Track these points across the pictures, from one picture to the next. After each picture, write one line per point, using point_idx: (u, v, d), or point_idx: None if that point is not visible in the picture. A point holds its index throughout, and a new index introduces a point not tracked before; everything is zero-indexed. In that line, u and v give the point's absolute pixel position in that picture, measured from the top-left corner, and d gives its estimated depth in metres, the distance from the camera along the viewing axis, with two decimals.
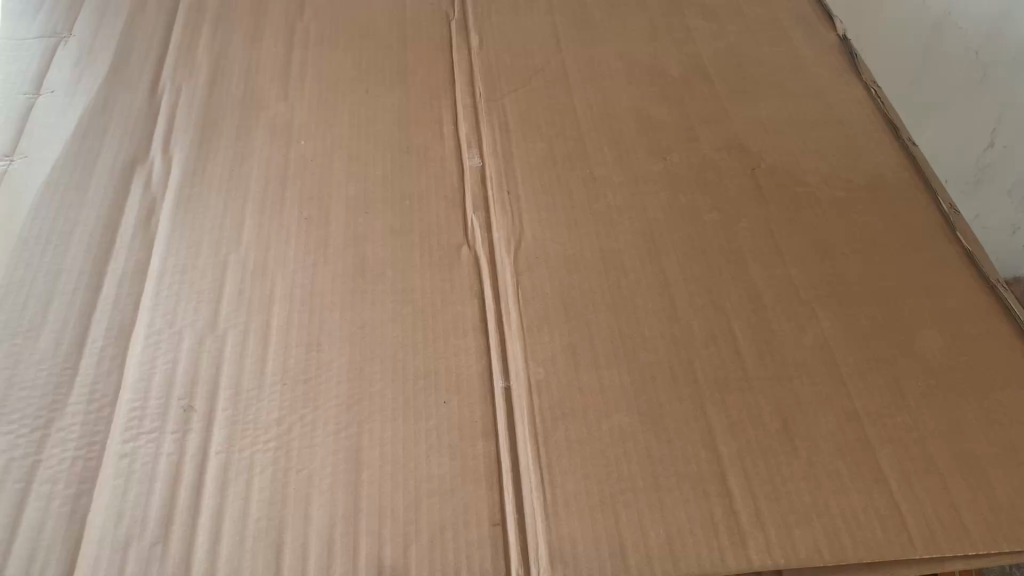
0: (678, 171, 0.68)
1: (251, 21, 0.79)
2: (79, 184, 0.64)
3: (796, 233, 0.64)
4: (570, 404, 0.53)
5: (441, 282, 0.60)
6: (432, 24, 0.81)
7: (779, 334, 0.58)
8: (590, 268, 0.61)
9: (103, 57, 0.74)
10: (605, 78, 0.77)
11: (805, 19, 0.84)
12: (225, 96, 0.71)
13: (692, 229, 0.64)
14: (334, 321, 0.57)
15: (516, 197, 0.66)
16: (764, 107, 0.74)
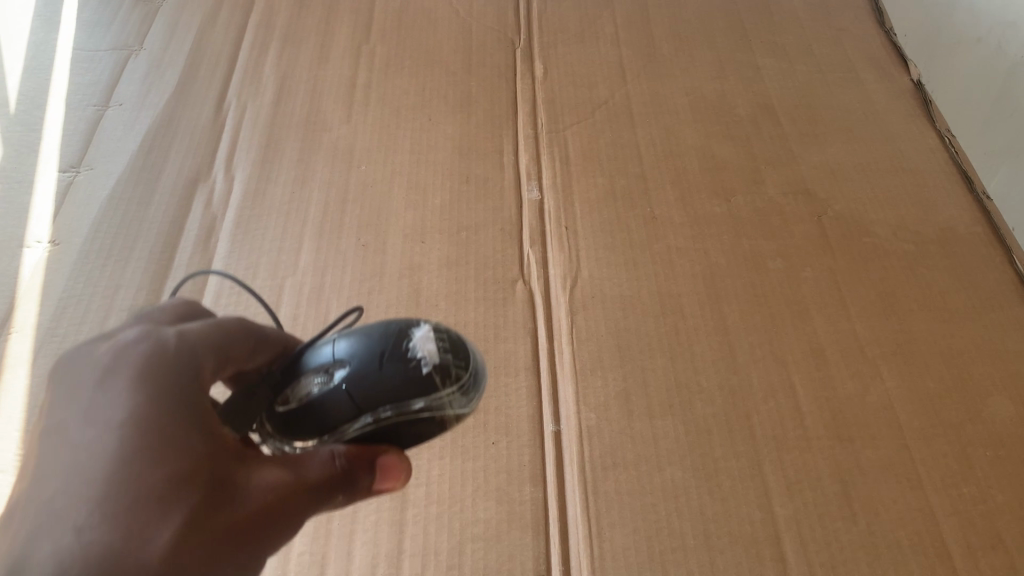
0: (742, 214, 0.67)
1: (317, 42, 0.79)
2: (141, 199, 0.64)
3: (862, 287, 0.62)
4: (621, 453, 0.52)
5: (495, 317, 0.59)
6: (497, 51, 0.81)
7: (841, 392, 0.56)
8: (647, 312, 0.60)
9: (171, 71, 0.75)
10: (670, 114, 0.75)
11: (879, 61, 0.82)
12: (288, 118, 0.72)
13: (754, 276, 0.62)
14: None
15: (574, 233, 0.65)
16: (833, 152, 0.72)
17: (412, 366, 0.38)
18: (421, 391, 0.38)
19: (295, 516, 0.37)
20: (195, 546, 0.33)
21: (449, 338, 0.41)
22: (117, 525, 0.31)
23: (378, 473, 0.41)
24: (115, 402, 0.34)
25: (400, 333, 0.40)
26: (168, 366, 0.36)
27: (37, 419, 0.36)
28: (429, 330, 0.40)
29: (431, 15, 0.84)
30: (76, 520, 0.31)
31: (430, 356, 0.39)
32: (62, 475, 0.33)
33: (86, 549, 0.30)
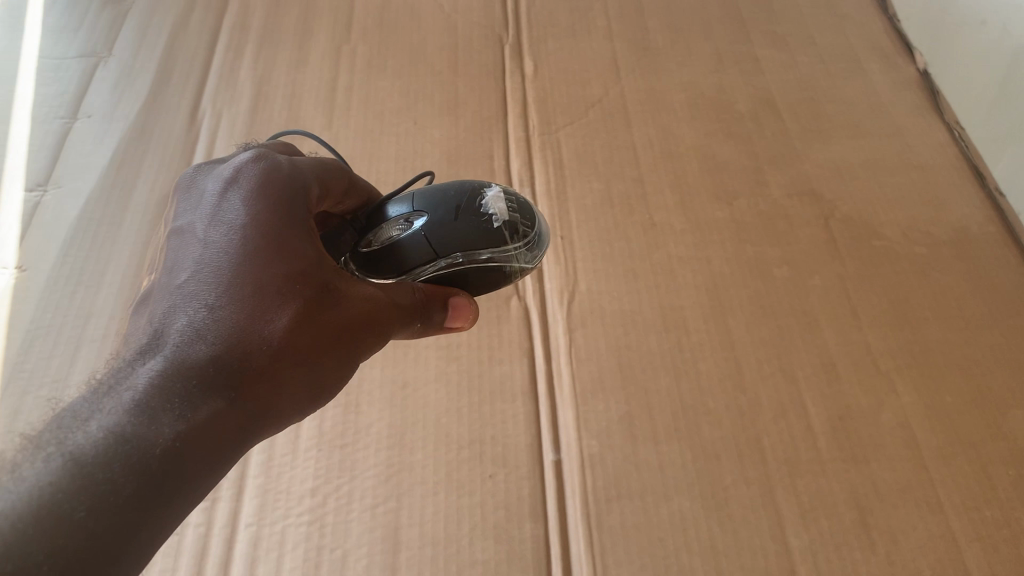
0: (744, 218, 0.64)
1: (296, 43, 0.76)
2: (112, 219, 0.61)
3: (872, 294, 0.59)
4: (626, 483, 0.49)
5: (489, 337, 0.56)
6: (484, 48, 0.77)
7: (855, 409, 0.53)
8: (649, 327, 0.57)
9: (143, 79, 0.71)
10: (666, 111, 0.72)
11: (883, 50, 0.79)
12: (267, 126, 0.69)
13: (759, 286, 0.59)
14: (375, 378, 0.53)
15: (569, 243, 0.62)
16: (838, 149, 0.69)
17: (485, 221, 0.45)
18: (489, 243, 0.45)
19: (380, 331, 0.41)
20: (303, 334, 0.37)
21: (516, 202, 0.47)
22: (243, 307, 0.35)
23: (449, 312, 0.46)
24: (239, 205, 0.38)
25: (474, 191, 0.45)
26: (286, 185, 0.39)
27: (166, 220, 0.42)
28: (499, 191, 0.46)
29: (415, 11, 0.80)
30: (209, 295, 0.35)
31: (500, 213, 0.45)
32: (193, 258, 0.37)
33: (216, 321, 0.35)
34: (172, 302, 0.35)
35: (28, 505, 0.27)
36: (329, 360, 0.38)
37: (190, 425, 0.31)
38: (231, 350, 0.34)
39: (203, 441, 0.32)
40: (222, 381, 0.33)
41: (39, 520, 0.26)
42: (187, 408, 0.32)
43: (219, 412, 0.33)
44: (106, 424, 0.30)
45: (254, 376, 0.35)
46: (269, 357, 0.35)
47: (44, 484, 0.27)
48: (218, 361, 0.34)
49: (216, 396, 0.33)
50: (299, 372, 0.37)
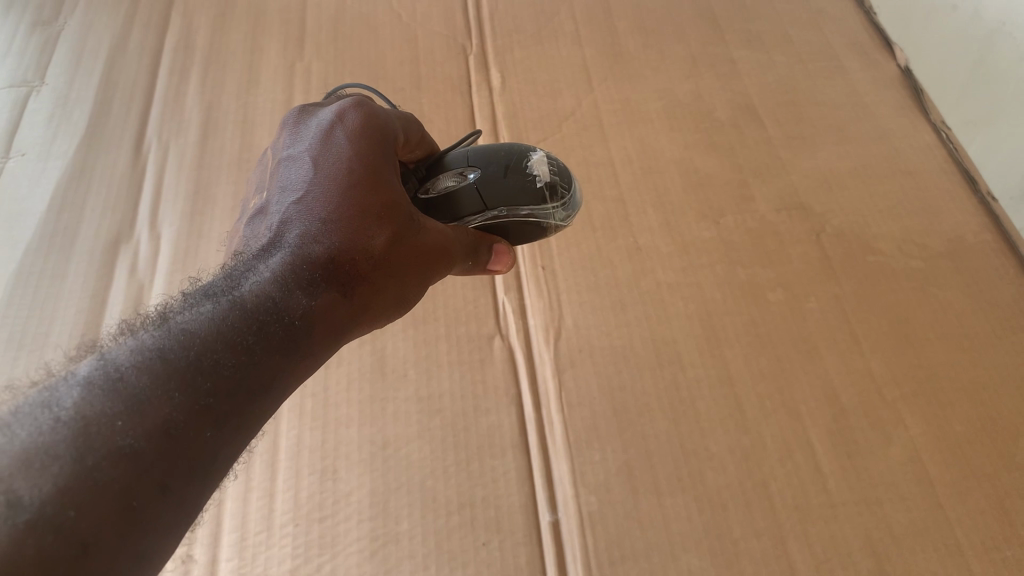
0: (733, 237, 0.60)
1: (245, 61, 0.71)
2: (56, 270, 0.56)
3: (872, 315, 0.56)
4: (630, 543, 0.46)
5: (474, 384, 0.52)
6: (447, 61, 0.73)
7: (863, 444, 0.50)
8: (642, 364, 0.53)
9: (80, 109, 0.66)
10: (644, 122, 0.69)
11: (861, 46, 0.76)
12: (219, 155, 0.64)
13: (754, 312, 0.56)
14: (352, 439, 0.49)
15: (552, 273, 0.58)
16: (824, 156, 0.67)
17: (530, 180, 0.45)
18: (531, 200, 0.45)
19: (452, 263, 0.43)
20: (399, 253, 0.38)
21: (558, 165, 0.47)
22: (351, 220, 0.37)
23: (492, 257, 0.46)
24: (343, 131, 0.40)
25: (521, 152, 0.46)
26: (384, 126, 0.41)
27: (269, 152, 0.43)
28: (544, 155, 0.47)
29: (371, 21, 0.75)
30: (319, 204, 0.37)
31: (544, 175, 0.46)
32: (302, 177, 0.39)
33: (328, 227, 0.37)
34: (284, 211, 0.38)
35: (195, 345, 0.29)
36: (416, 279, 0.40)
37: (312, 307, 0.34)
38: (340, 255, 0.36)
39: (318, 327, 0.34)
40: (335, 276, 0.36)
41: (197, 358, 0.29)
42: (309, 293, 0.34)
43: (329, 305, 0.35)
44: (244, 296, 0.33)
45: (361, 279, 0.37)
46: (370, 267, 0.37)
47: (198, 334, 0.30)
48: (327, 263, 0.36)
49: (331, 288, 0.35)
50: (391, 287, 0.38)
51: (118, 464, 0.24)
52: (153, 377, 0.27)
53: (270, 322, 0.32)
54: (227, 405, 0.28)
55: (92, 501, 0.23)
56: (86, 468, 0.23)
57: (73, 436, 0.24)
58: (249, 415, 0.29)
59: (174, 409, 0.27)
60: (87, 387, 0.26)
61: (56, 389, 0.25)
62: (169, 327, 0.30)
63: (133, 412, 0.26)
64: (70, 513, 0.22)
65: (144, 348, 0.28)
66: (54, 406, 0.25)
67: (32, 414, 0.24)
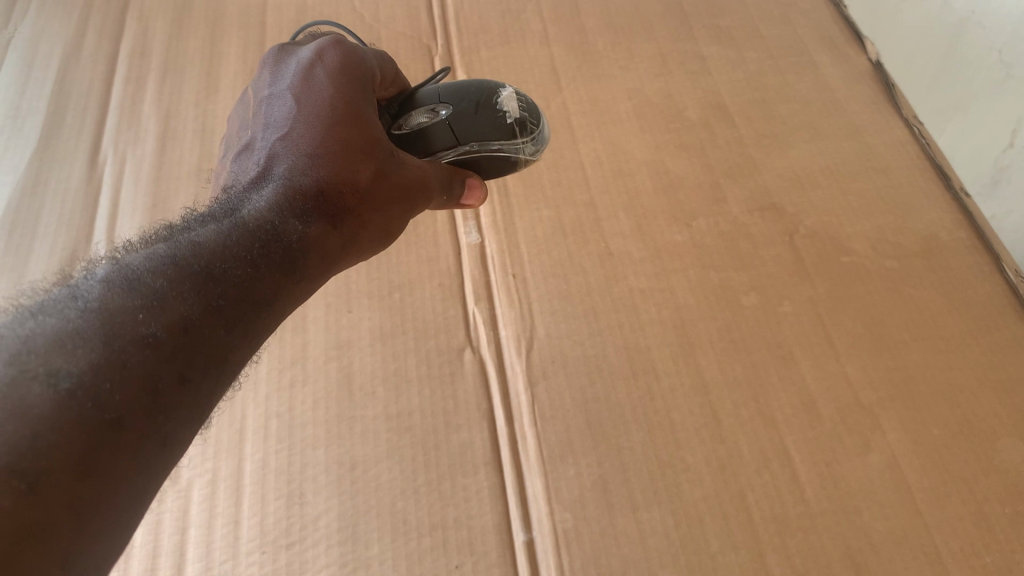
0: (706, 240, 0.60)
1: (204, 67, 0.69)
2: (9, 291, 0.54)
3: (847, 318, 0.56)
4: (605, 561, 0.45)
5: (444, 399, 0.51)
6: (412, 63, 0.71)
7: (841, 452, 0.50)
8: (616, 374, 0.52)
9: (32, 121, 0.63)
10: (613, 123, 0.67)
11: (831, 40, 0.75)
12: (177, 166, 0.62)
13: (728, 318, 0.55)
14: (319, 461, 0.48)
15: (522, 282, 0.57)
16: (796, 155, 0.66)
17: (501, 116, 0.48)
18: (502, 135, 0.48)
19: (429, 196, 0.46)
20: (382, 185, 0.42)
21: (526, 101, 0.51)
22: (337, 155, 0.41)
23: (465, 190, 0.50)
24: (324, 74, 0.43)
25: (493, 89, 0.49)
26: (357, 68, 0.45)
27: (247, 90, 0.46)
28: (513, 91, 0.50)
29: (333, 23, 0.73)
30: (305, 139, 0.41)
31: (514, 110, 0.49)
32: (287, 115, 0.42)
33: (315, 161, 0.40)
34: (270, 147, 0.41)
35: (202, 258, 0.33)
36: (398, 210, 0.44)
37: (305, 233, 0.38)
38: (329, 186, 0.40)
39: (312, 249, 0.38)
40: (324, 207, 0.40)
41: (206, 270, 0.33)
42: (303, 220, 0.38)
43: (321, 233, 0.39)
44: (244, 220, 0.37)
45: (348, 211, 0.41)
46: (357, 199, 0.41)
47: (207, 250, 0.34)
48: (318, 195, 0.40)
49: (321, 216, 0.39)
50: (376, 217, 0.42)
51: (141, 349, 0.28)
52: (167, 281, 0.31)
53: (268, 243, 0.36)
54: (234, 309, 0.33)
55: (120, 381, 0.27)
56: (113, 351, 0.27)
57: (97, 327, 0.28)
58: (251, 323, 0.34)
59: (189, 309, 0.31)
60: (108, 285, 0.30)
61: (84, 286, 0.29)
62: (179, 243, 0.34)
63: (155, 305, 0.30)
64: (104, 386, 0.26)
65: (159, 257, 0.32)
66: (80, 298, 0.29)
67: (59, 307, 0.28)
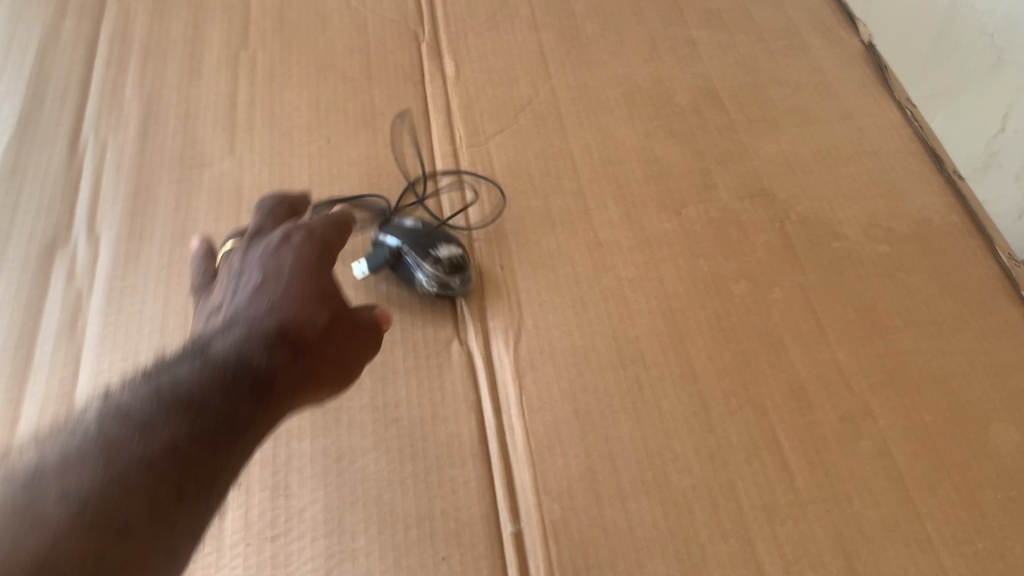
0: (696, 227, 0.59)
1: (186, 52, 0.67)
2: None
3: (838, 305, 0.55)
4: (594, 552, 0.44)
5: (431, 390, 0.50)
6: (398, 48, 0.70)
7: (831, 440, 0.49)
8: (605, 364, 0.52)
9: (10, 107, 0.62)
10: (602, 109, 0.67)
11: (822, 24, 0.75)
12: (160, 153, 0.61)
13: (718, 305, 0.55)
14: (304, 452, 0.47)
15: (510, 271, 0.56)
16: (787, 140, 0.65)
17: (426, 258, 0.53)
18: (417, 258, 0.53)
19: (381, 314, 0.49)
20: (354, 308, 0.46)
21: (459, 262, 0.54)
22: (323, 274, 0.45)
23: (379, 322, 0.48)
24: (297, 258, 0.45)
25: (433, 247, 0.54)
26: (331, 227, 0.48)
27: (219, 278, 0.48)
28: (450, 255, 0.53)
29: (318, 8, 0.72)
30: (298, 264, 0.44)
31: (443, 258, 0.53)
32: (276, 248, 0.46)
33: (309, 277, 0.44)
34: (263, 260, 0.45)
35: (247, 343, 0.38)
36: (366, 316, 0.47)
37: (314, 330, 0.42)
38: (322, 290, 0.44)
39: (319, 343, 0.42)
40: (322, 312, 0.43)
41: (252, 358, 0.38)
42: (312, 318, 0.42)
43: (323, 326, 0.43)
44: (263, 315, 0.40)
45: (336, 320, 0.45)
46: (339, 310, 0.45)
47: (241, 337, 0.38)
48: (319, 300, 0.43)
49: (322, 316, 0.43)
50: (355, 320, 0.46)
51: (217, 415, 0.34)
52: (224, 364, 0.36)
53: (292, 331, 0.40)
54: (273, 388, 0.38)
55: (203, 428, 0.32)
56: (196, 412, 0.33)
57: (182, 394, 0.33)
58: (286, 399, 0.39)
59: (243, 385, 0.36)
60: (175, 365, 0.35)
61: (132, 412, 0.31)
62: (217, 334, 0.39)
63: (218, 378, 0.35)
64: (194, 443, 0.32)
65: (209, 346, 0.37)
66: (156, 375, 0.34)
67: (143, 382, 0.34)
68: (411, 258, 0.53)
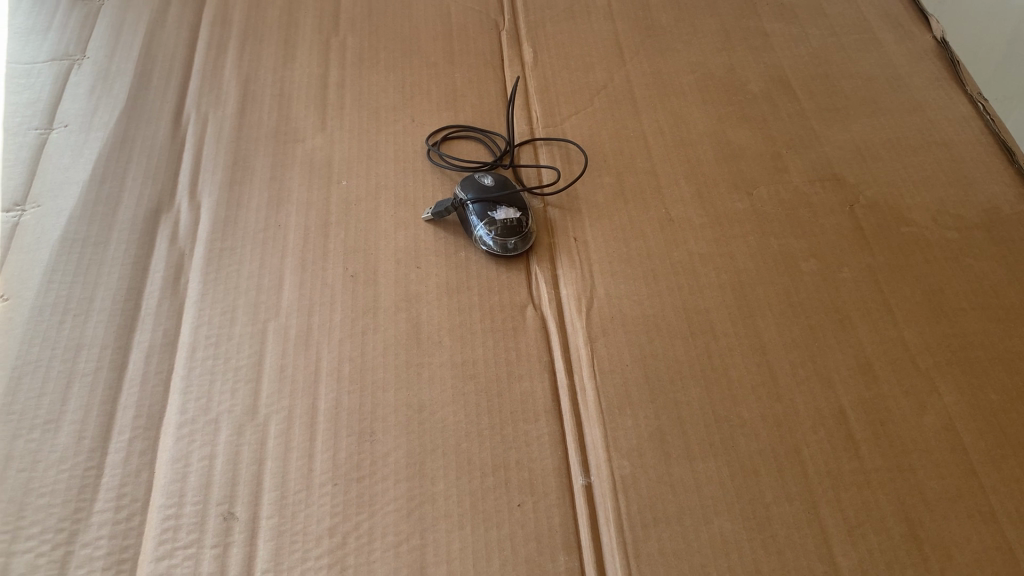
0: (766, 208, 0.61)
1: (282, 36, 0.72)
2: (99, 237, 0.57)
3: (906, 286, 0.56)
4: (662, 507, 0.46)
5: (507, 351, 0.53)
6: (480, 36, 0.74)
7: (896, 413, 0.50)
8: (674, 333, 0.54)
9: (121, 82, 0.67)
10: (676, 95, 0.69)
11: (896, 19, 0.76)
12: (256, 129, 0.65)
13: (787, 282, 0.56)
14: (388, 403, 0.50)
15: (583, 244, 0.59)
16: (858, 128, 0.66)
17: (484, 214, 0.57)
18: (478, 208, 0.58)
19: None
20: None
21: (515, 225, 0.57)
22: None
23: None
24: None
25: (495, 206, 0.58)
26: None
27: None
28: (507, 216, 0.58)
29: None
30: None
31: (498, 218, 0.57)
32: None
33: None
34: None
35: None
36: None
37: None
38: None
39: None
40: None
41: None
42: None
43: None
44: None
45: None
46: None
47: None
48: None
49: None
50: None
51: None
52: None
53: None
54: None
55: None
56: None
57: None
58: None
59: None
60: None
61: None
62: None
63: None
64: None
65: None
66: None
67: None
68: (474, 216, 0.58)
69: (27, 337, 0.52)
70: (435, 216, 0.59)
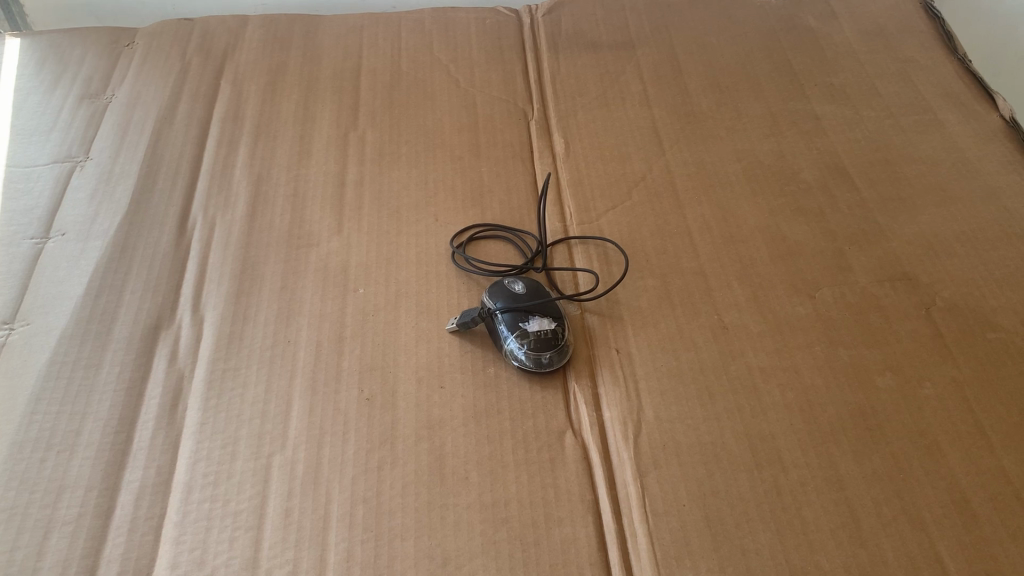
0: (832, 314, 0.54)
1: (297, 131, 0.67)
2: (90, 359, 0.51)
3: (999, 405, 0.49)
4: None
5: (545, 488, 0.46)
6: (508, 125, 0.69)
7: (1005, 561, 0.42)
8: (736, 465, 0.47)
9: (125, 185, 0.62)
10: (722, 186, 0.63)
11: (958, 98, 0.70)
12: (267, 233, 0.60)
13: (862, 402, 0.49)
14: (408, 555, 0.43)
15: (628, 357, 0.52)
16: (926, 220, 0.60)
17: (516, 325, 0.51)
18: (507, 316, 0.52)
19: None
20: None
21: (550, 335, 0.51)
22: None
23: None
24: None
25: (527, 314, 0.52)
26: None
27: None
28: (540, 326, 0.52)
29: (428, 90, 0.72)
30: None
31: (531, 328, 0.51)
32: None
33: None
34: None
35: None
36: None
37: None
38: None
39: None
40: None
41: None
42: None
43: None
44: None
45: None
46: None
47: None
48: None
49: None
50: None
51: None
52: None
53: None
54: None
55: None
56: None
57: None
58: None
59: None
60: None
61: None
62: None
63: None
64: None
65: None
66: None
67: None
68: (503, 327, 0.52)
69: (4, 479, 0.46)
70: (461, 327, 0.53)
